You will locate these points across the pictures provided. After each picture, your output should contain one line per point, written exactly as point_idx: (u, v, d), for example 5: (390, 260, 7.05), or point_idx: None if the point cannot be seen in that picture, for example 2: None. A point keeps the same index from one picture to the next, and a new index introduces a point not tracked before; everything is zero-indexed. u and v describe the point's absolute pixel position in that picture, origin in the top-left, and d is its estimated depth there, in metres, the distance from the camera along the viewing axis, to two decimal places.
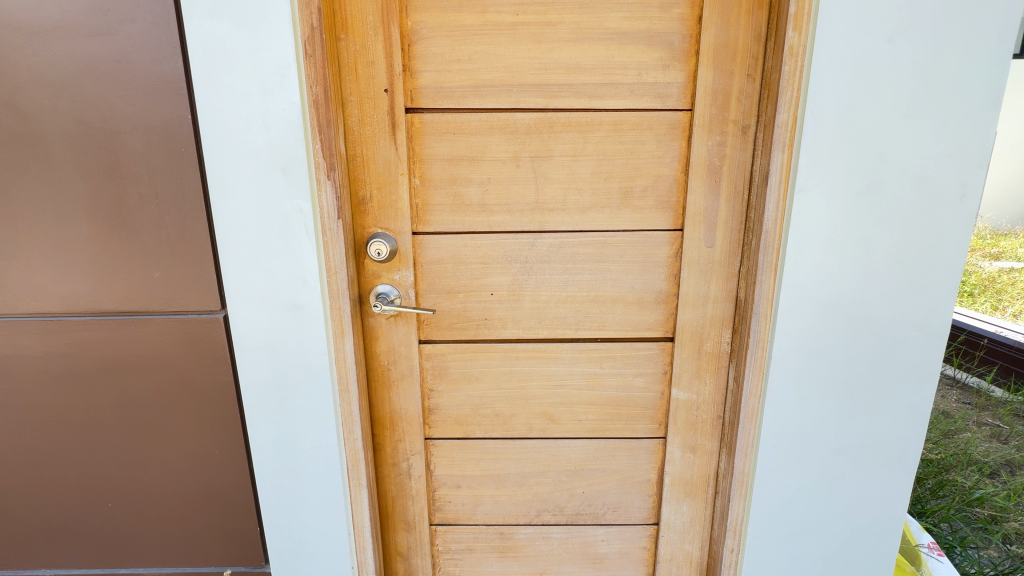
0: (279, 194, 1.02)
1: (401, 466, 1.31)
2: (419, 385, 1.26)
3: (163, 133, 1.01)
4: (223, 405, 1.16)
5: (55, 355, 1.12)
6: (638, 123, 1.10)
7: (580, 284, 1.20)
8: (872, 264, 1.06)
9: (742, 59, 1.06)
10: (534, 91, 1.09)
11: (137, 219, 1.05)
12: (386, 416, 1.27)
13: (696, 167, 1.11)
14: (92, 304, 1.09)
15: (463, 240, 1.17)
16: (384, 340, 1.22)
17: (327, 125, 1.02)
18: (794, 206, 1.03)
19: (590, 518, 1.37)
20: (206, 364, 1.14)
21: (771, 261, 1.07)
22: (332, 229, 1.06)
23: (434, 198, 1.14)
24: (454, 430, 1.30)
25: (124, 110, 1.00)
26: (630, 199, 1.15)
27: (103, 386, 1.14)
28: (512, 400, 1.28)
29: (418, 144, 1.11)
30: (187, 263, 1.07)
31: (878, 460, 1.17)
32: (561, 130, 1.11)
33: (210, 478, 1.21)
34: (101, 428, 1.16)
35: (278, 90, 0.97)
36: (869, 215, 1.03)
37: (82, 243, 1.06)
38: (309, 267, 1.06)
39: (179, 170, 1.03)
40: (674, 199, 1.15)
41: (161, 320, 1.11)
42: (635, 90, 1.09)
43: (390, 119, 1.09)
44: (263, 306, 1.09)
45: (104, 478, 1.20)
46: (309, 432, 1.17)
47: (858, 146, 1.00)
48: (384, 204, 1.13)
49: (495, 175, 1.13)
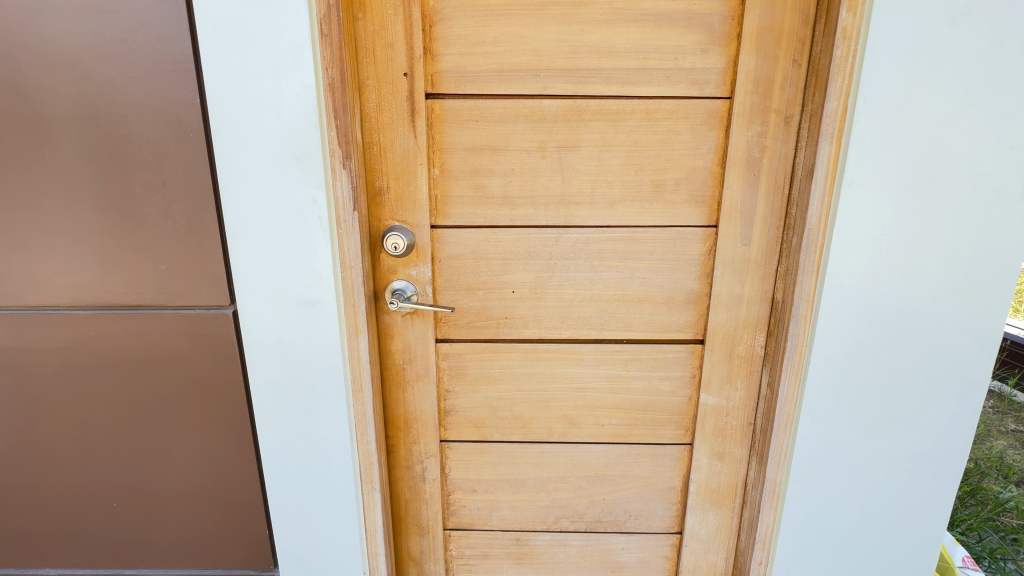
0: (291, 184, 0.97)
1: (415, 469, 1.26)
2: (435, 385, 1.20)
3: (172, 118, 0.95)
4: (233, 404, 1.11)
5: (59, 350, 1.07)
6: (673, 112, 1.03)
7: (607, 283, 1.13)
8: (921, 265, 0.99)
9: (788, 43, 0.98)
10: (563, 76, 1.02)
11: (143, 209, 1.00)
12: (400, 417, 1.22)
13: (734, 159, 1.04)
14: (97, 297, 1.04)
15: (484, 234, 1.10)
16: (399, 338, 1.16)
17: (343, 111, 0.96)
18: (840, 202, 0.96)
19: (610, 526, 1.31)
20: (216, 362, 1.09)
21: (813, 260, 1.00)
22: (347, 222, 1.01)
23: (454, 189, 1.08)
24: (471, 432, 1.25)
25: (130, 93, 0.94)
26: (662, 193, 1.08)
27: (109, 383, 1.09)
28: (531, 403, 1.22)
29: (439, 132, 1.05)
30: (197, 256, 1.02)
31: (919, 473, 1.11)
32: (591, 118, 1.04)
33: (218, 479, 1.17)
34: (107, 426, 1.12)
35: (292, 72, 0.92)
36: (921, 213, 0.96)
37: (86, 233, 1.01)
38: (324, 262, 1.01)
39: (188, 157, 0.97)
40: (709, 193, 1.08)
41: (168, 314, 1.06)
42: (671, 77, 1.02)
43: (409, 105, 1.02)
44: (274, 302, 1.04)
45: (111, 477, 1.15)
46: (319, 433, 1.12)
47: (912, 138, 0.92)
48: (401, 195, 1.07)
49: (520, 166, 1.07)
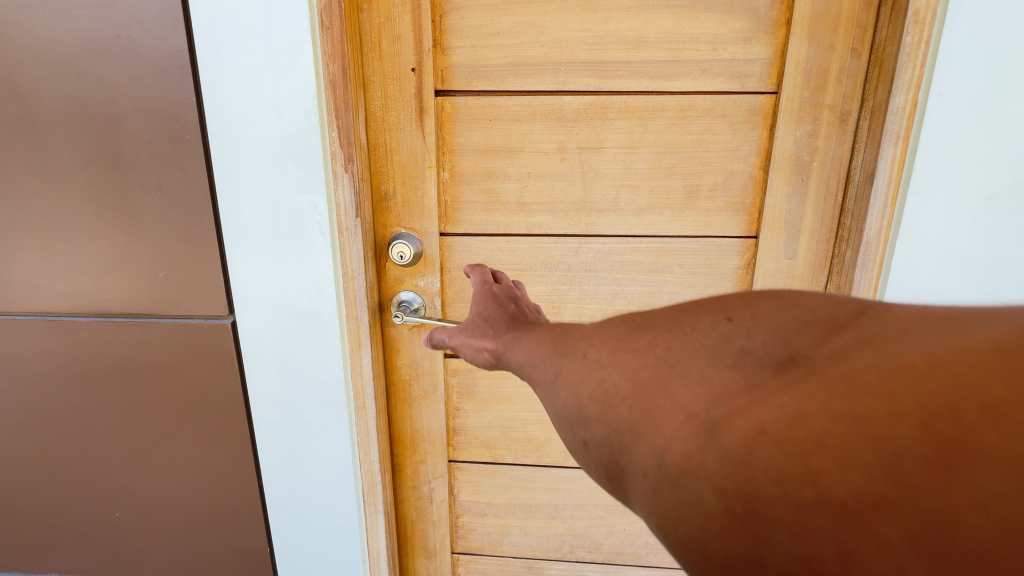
0: (292, 188, 0.92)
1: (422, 490, 1.19)
2: (443, 403, 1.12)
3: (167, 118, 0.90)
4: (233, 418, 1.06)
5: (60, 357, 1.04)
6: (710, 110, 0.92)
7: (631, 298, 1.03)
8: (1000, 286, 0.85)
9: (846, 29, 0.85)
10: (586, 70, 0.92)
11: (139, 214, 0.95)
12: (406, 435, 1.15)
13: (780, 163, 0.92)
14: (96, 305, 1.01)
15: (497, 243, 1.02)
16: (406, 352, 1.09)
17: (345, 109, 0.89)
18: (905, 213, 0.83)
19: (630, 558, 1.21)
20: (215, 374, 1.04)
21: (870, 278, 0.87)
22: (349, 229, 0.93)
23: (465, 194, 1.00)
24: (481, 453, 1.17)
25: (125, 91, 0.89)
26: (696, 200, 0.97)
27: (109, 392, 1.06)
28: (546, 424, 1.13)
29: (449, 132, 0.97)
30: (194, 263, 0.97)
31: None
32: (616, 116, 0.94)
33: (219, 493, 1.12)
34: (108, 436, 1.09)
35: (291, 69, 0.86)
36: (1004, 227, 0.82)
37: (84, 239, 0.97)
38: (326, 272, 0.96)
39: (184, 160, 0.91)
40: (749, 200, 0.96)
41: (166, 324, 1.01)
42: (708, 70, 0.90)
43: (417, 103, 0.94)
44: (274, 312, 0.99)
45: (112, 487, 1.12)
46: (321, 448, 1.07)
47: (995, 139, 0.79)
48: (408, 201, 0.99)
49: (536, 169, 0.97)
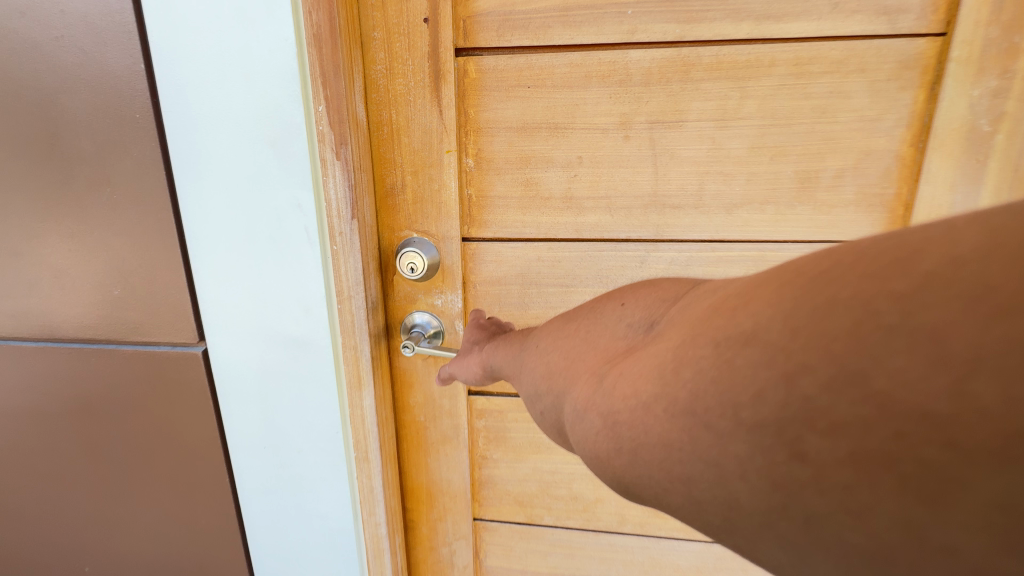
0: (269, 180, 0.70)
1: (441, 552, 0.97)
2: (467, 451, 0.89)
3: (111, 91, 0.69)
4: (210, 466, 0.86)
5: (8, 389, 0.86)
6: (841, 62, 0.65)
7: None
8: None
9: None
10: (662, 12, 0.66)
11: (85, 216, 0.75)
12: (421, 487, 0.92)
13: (946, 134, 0.65)
14: (43, 328, 0.82)
15: (536, 251, 0.78)
16: (420, 389, 0.86)
17: (334, 73, 0.65)
18: None
19: None
20: (186, 414, 0.83)
21: None
22: (344, 235, 0.71)
23: (495, 187, 0.76)
24: (514, 512, 0.93)
25: (57, 57, 0.68)
26: (814, 191, 0.70)
27: (66, 432, 0.87)
28: (597, 480, 0.89)
29: (473, 105, 0.73)
30: (154, 278, 0.76)
31: None
32: (704, 76, 0.68)
33: (198, 552, 0.93)
34: (68, 482, 0.91)
35: (264, 19, 0.63)
36: None
37: (22, 246, 0.77)
38: (317, 291, 0.73)
39: (135, 146, 0.70)
40: (892, 191, 0.68)
41: (126, 352, 0.81)
42: (842, 3, 0.63)
43: (432, 66, 0.71)
44: (254, 340, 0.78)
45: (76, 541, 0.95)
46: (317, 506, 0.86)
47: None
48: (421, 197, 0.76)
49: (590, 152, 0.72)
